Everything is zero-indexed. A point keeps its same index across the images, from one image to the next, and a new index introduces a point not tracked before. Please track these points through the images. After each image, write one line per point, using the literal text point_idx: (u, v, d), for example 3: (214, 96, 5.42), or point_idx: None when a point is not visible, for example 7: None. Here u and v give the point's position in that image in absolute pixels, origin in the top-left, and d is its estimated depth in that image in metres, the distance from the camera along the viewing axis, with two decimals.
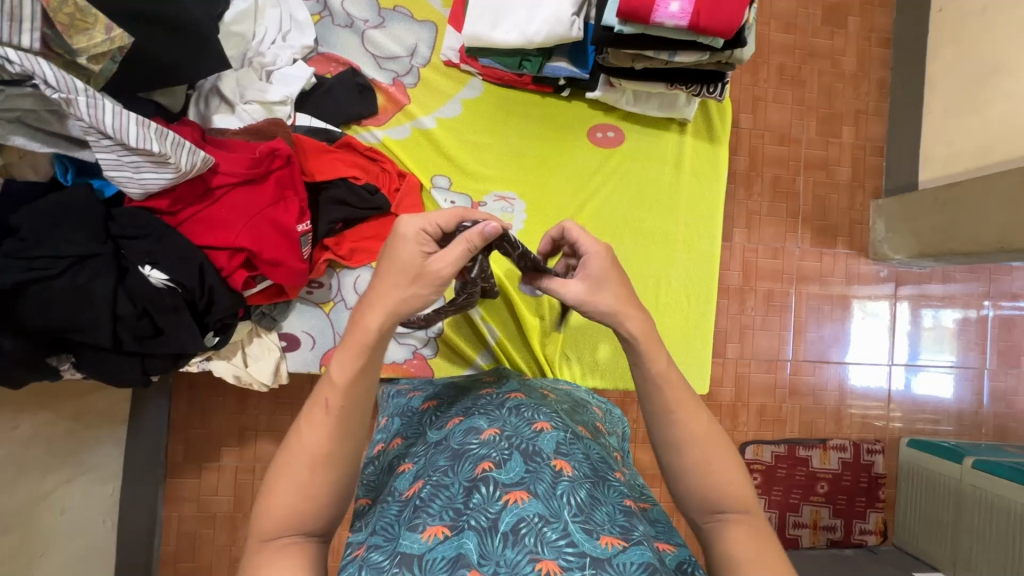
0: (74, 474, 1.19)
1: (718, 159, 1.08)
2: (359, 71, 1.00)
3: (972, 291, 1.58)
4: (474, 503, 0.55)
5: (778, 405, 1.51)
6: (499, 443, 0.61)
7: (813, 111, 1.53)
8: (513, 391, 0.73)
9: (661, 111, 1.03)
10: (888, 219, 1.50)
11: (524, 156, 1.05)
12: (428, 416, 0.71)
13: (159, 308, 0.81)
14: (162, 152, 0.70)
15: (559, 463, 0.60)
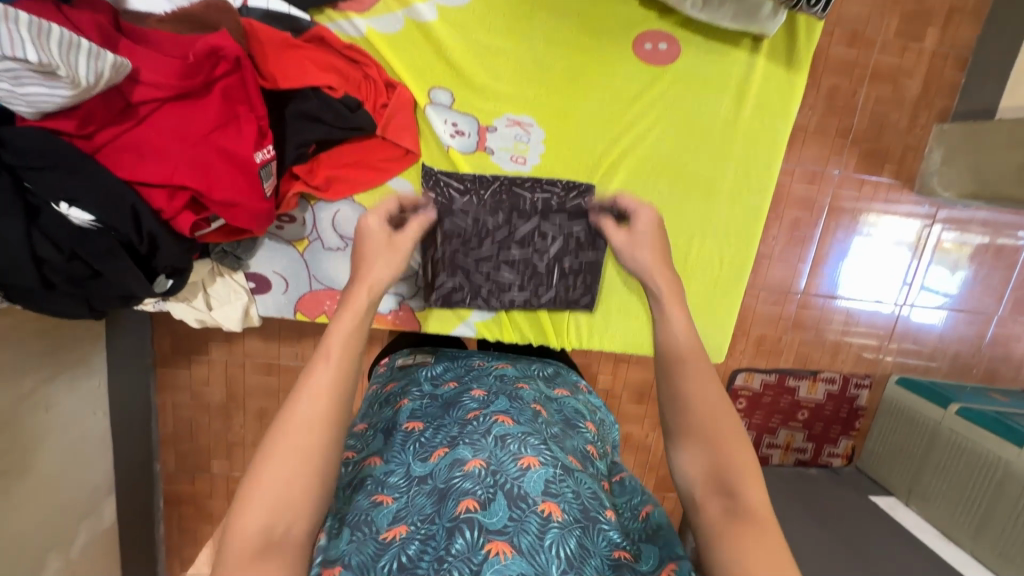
0: (55, 372, 1.11)
1: (792, 93, 0.86)
2: None
3: (1012, 221, 1.38)
4: (454, 553, 0.46)
5: (778, 335, 1.41)
6: (484, 478, 0.50)
7: (899, 3, 1.22)
8: (501, 414, 0.59)
9: (734, 23, 0.78)
10: (949, 147, 1.27)
11: (547, 69, 0.82)
12: (413, 443, 0.58)
13: (91, 253, 0.66)
14: (46, 61, 0.50)
15: (548, 508, 0.48)
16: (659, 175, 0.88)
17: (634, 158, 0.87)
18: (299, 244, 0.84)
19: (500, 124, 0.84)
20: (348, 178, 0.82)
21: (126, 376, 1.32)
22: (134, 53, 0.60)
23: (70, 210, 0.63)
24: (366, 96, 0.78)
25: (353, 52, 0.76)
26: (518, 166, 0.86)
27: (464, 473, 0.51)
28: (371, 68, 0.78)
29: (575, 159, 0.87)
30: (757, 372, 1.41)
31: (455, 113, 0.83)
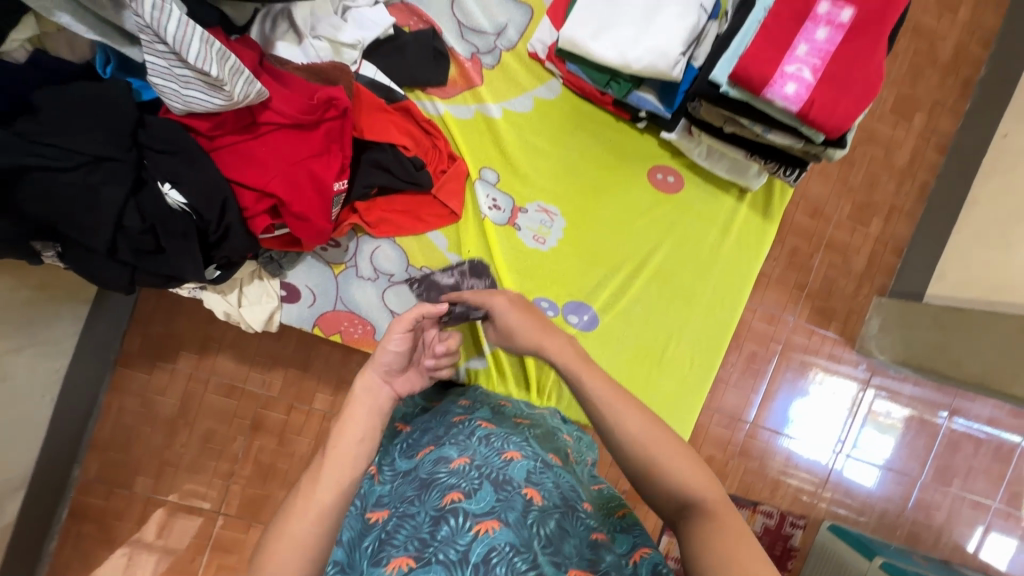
0: (25, 345, 1.12)
1: (764, 237, 1.06)
2: (440, 34, 0.93)
3: (935, 401, 1.59)
4: (441, 536, 0.53)
5: (725, 459, 1.52)
6: (469, 473, 0.59)
7: (851, 194, 1.52)
8: (484, 420, 0.71)
9: (728, 174, 0.99)
10: (885, 318, 1.51)
11: (579, 175, 1.01)
12: (402, 442, 0.71)
13: (168, 230, 0.74)
14: (220, 77, 0.63)
15: (530, 492, 0.59)
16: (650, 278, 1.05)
17: (636, 260, 1.04)
18: (336, 267, 0.95)
19: (530, 208, 1.00)
20: (396, 221, 0.94)
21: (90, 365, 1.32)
22: (273, 84, 0.75)
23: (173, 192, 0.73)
24: (430, 161, 0.94)
25: (429, 125, 0.93)
26: (538, 244, 1.01)
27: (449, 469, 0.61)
28: (440, 140, 0.94)
29: (586, 248, 1.02)
30: None
31: (497, 190, 0.98)
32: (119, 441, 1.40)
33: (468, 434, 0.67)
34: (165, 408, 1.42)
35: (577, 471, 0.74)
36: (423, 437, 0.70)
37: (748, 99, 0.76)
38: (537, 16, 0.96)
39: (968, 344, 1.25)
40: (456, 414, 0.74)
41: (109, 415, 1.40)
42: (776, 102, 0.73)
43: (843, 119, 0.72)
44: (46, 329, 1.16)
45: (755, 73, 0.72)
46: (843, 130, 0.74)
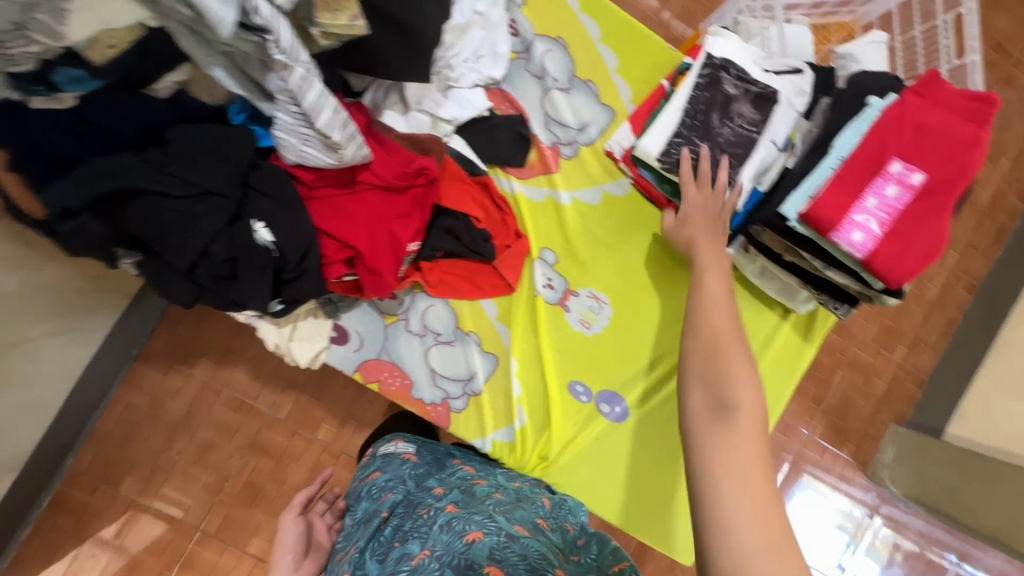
0: (60, 330, 1.15)
1: (801, 357, 1.08)
2: (527, 120, 1.00)
3: (943, 541, 1.53)
4: None
5: None
6: (429, 567, 0.58)
7: (879, 318, 1.54)
8: (449, 506, 0.72)
9: (777, 294, 1.02)
10: (899, 450, 1.48)
11: (632, 270, 1.04)
12: (376, 541, 0.72)
13: (248, 263, 0.78)
14: (339, 141, 0.69)
15: (491, 571, 0.57)
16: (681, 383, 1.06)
17: (678, 363, 1.06)
18: (388, 317, 0.98)
19: (580, 294, 1.03)
20: (454, 284, 0.98)
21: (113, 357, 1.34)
22: (376, 148, 0.81)
23: (258, 228, 0.77)
24: (497, 234, 0.98)
25: (502, 201, 0.97)
26: (584, 328, 1.03)
27: (413, 567, 0.60)
28: (510, 216, 0.98)
29: (627, 339, 1.04)
30: None
31: (553, 271, 1.02)
32: (118, 437, 1.39)
33: (432, 526, 0.67)
34: (172, 413, 1.41)
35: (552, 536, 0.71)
36: (394, 534, 0.70)
37: (813, 236, 0.80)
38: (619, 119, 1.03)
39: (985, 496, 1.24)
40: (428, 503, 0.74)
41: (115, 408, 1.39)
42: (842, 246, 0.77)
43: (906, 273, 0.76)
44: (84, 318, 1.19)
45: (825, 217, 0.76)
46: (902, 283, 0.77)
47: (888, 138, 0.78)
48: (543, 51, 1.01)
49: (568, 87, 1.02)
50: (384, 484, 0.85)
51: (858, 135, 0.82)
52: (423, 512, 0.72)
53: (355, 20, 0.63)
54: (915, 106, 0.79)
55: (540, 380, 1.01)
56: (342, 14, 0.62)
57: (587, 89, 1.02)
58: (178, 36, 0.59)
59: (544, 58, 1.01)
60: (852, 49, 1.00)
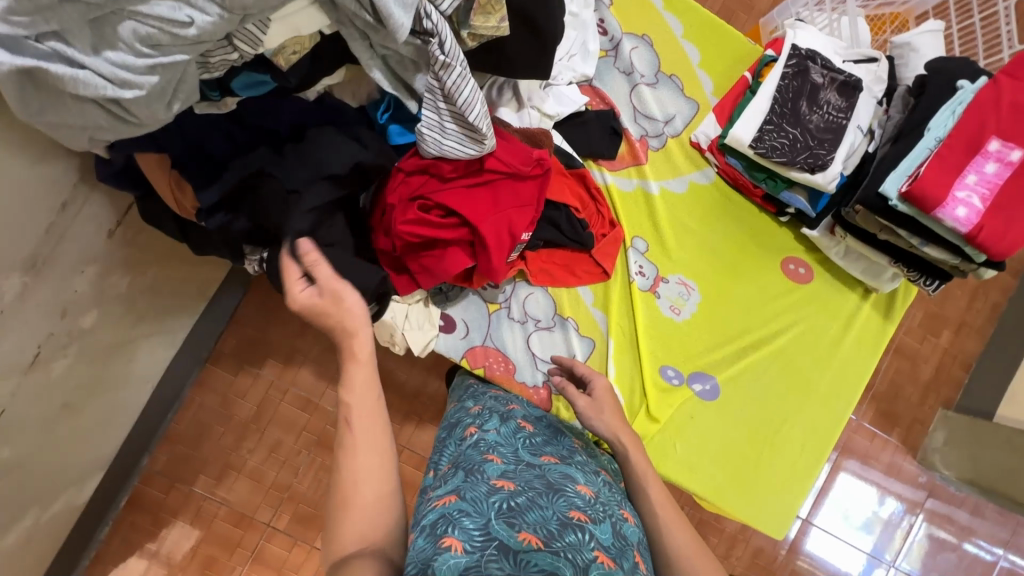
0: (154, 332, 1.21)
1: (882, 337, 1.12)
2: (617, 115, 1.05)
3: (996, 535, 1.56)
4: (569, 539, 0.56)
5: (774, 554, 1.51)
6: (598, 506, 0.64)
7: (924, 304, 1.57)
8: (601, 468, 0.81)
9: (862, 274, 1.06)
10: (950, 434, 1.51)
11: (718, 255, 1.09)
12: (525, 438, 0.79)
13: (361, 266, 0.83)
14: (484, 132, 0.75)
15: (638, 558, 0.63)
16: (769, 359, 1.09)
17: (766, 346, 1.09)
18: (490, 305, 1.03)
19: (670, 280, 1.07)
20: (552, 272, 1.03)
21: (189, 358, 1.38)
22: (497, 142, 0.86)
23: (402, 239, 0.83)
24: (593, 224, 1.03)
25: (597, 192, 1.02)
26: (674, 314, 1.07)
27: (577, 487, 0.66)
28: (604, 207, 1.03)
29: (716, 322, 1.08)
30: None
31: (644, 259, 1.07)
32: (192, 437, 1.45)
33: (593, 475, 0.75)
34: (242, 412, 1.47)
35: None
36: (548, 448, 0.78)
37: (915, 214, 0.83)
38: (702, 112, 1.08)
39: None
40: (574, 444, 0.85)
41: (189, 409, 1.45)
42: (946, 222, 0.80)
43: (1009, 247, 0.80)
44: (172, 320, 1.24)
45: (930, 195, 0.80)
46: (1004, 256, 0.81)
47: (986, 118, 0.82)
48: (630, 49, 1.06)
49: (654, 83, 1.07)
50: (513, 399, 0.94)
51: (953, 116, 0.86)
52: (577, 453, 0.81)
53: (501, 22, 0.68)
54: (1009, 87, 0.83)
55: (635, 365, 1.04)
56: (492, 17, 0.67)
57: (672, 84, 1.08)
58: (351, 40, 0.65)
59: (631, 56, 1.06)
60: (909, 38, 1.02)
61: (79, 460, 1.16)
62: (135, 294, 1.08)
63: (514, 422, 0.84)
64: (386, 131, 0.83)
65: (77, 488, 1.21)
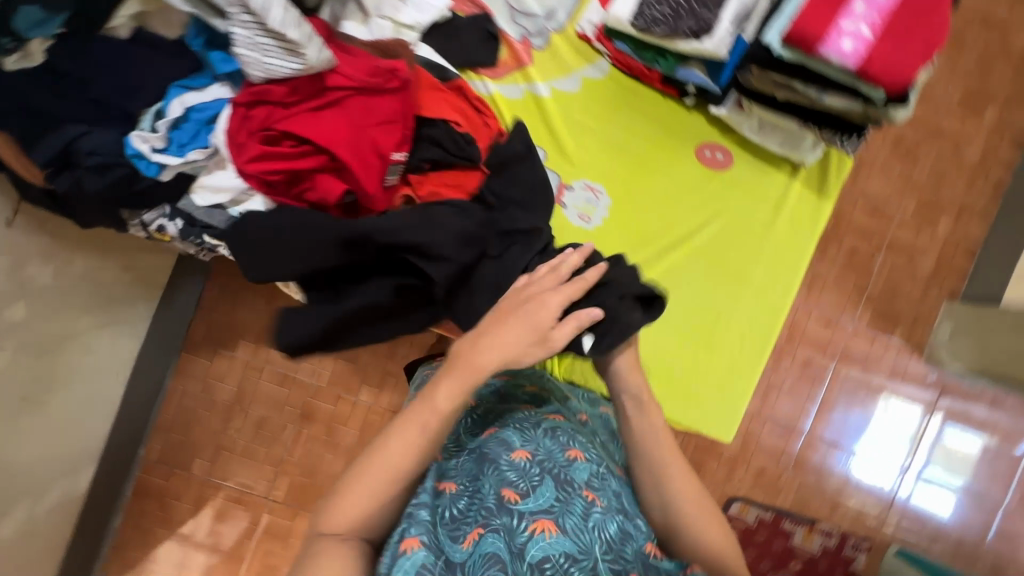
0: (107, 322, 1.26)
1: (819, 212, 1.03)
2: (492, 18, 0.97)
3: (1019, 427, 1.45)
4: (503, 525, 0.65)
5: (778, 472, 1.46)
6: (533, 470, 0.70)
7: (917, 194, 1.47)
8: (553, 414, 0.80)
9: (781, 147, 0.98)
10: (957, 325, 1.42)
11: (619, 148, 1.00)
12: (467, 416, 0.82)
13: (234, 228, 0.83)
14: (299, 38, 0.70)
15: (590, 494, 0.69)
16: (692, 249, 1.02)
17: (689, 243, 1.02)
18: None
19: (576, 186, 1.01)
20: (447, 195, 0.95)
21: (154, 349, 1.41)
22: (337, 58, 0.81)
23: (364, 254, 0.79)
24: (481, 137, 0.95)
25: (481, 103, 0.96)
26: (584, 222, 1.01)
27: (510, 454, 0.71)
28: (490, 117, 0.96)
29: (632, 225, 1.02)
30: (753, 505, 1.44)
31: (544, 168, 1.00)
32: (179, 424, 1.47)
33: (534, 422, 0.77)
34: (223, 394, 1.47)
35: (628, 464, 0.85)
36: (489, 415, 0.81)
37: (802, 59, 0.74)
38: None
39: None
40: (524, 400, 0.83)
41: (173, 398, 1.47)
42: (833, 60, 0.72)
43: (905, 72, 0.71)
44: (125, 309, 1.29)
45: (809, 29, 0.71)
46: (904, 84, 0.72)
47: None
48: None
49: None
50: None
51: None
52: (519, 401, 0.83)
53: None
54: None
55: None
56: None
57: None
58: None
59: None
60: None
61: (61, 456, 1.22)
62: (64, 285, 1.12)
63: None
64: (211, 58, 0.78)
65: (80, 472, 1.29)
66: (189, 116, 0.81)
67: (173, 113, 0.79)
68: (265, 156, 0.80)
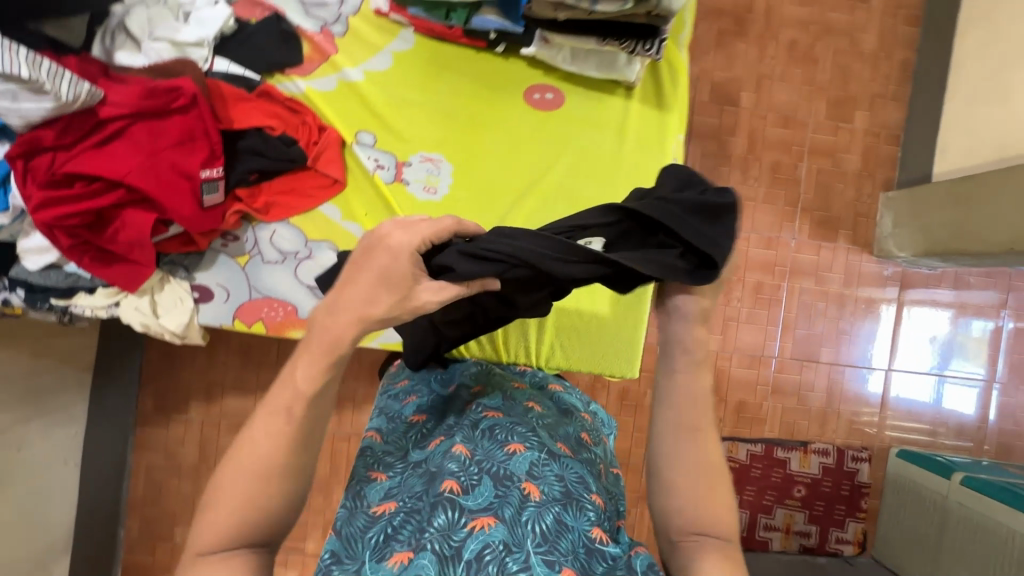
0: (32, 416, 1.47)
1: (669, 126, 1.09)
2: (284, 16, 1.08)
3: None
4: (440, 529, 0.72)
5: None
6: (471, 471, 0.79)
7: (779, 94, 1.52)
8: (492, 409, 0.93)
9: (599, 70, 1.05)
10: None
11: (458, 109, 1.08)
12: (415, 432, 0.94)
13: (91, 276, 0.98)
14: (33, 77, 0.87)
15: (529, 487, 0.78)
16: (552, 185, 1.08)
17: (544, 188, 1.07)
18: (240, 258, 1.11)
19: (415, 160, 1.08)
20: (282, 203, 1.09)
21: (114, 424, 1.73)
22: (105, 91, 0.98)
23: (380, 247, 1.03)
24: (301, 136, 1.08)
25: (293, 104, 1.07)
26: (430, 194, 1.08)
27: (452, 457, 0.82)
28: (307, 116, 1.08)
29: (477, 183, 1.08)
30: None
31: (375, 150, 1.09)
32: (154, 493, 1.77)
33: (477, 429, 0.89)
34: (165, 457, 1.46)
35: (588, 455, 0.94)
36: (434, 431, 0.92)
37: None
38: None
39: None
40: (466, 401, 0.98)
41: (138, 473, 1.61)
42: None
43: None
44: (47, 400, 1.52)
45: None
46: None
47: None
48: None
49: None
50: (413, 389, 1.06)
51: None
52: (464, 413, 0.94)
53: None
54: None
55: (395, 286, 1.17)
56: None
57: None
58: None
59: None
60: None
61: (179, 468, 1.77)
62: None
63: (407, 419, 0.98)
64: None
65: (58, 559, 1.61)
66: None
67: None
68: (54, 198, 0.96)
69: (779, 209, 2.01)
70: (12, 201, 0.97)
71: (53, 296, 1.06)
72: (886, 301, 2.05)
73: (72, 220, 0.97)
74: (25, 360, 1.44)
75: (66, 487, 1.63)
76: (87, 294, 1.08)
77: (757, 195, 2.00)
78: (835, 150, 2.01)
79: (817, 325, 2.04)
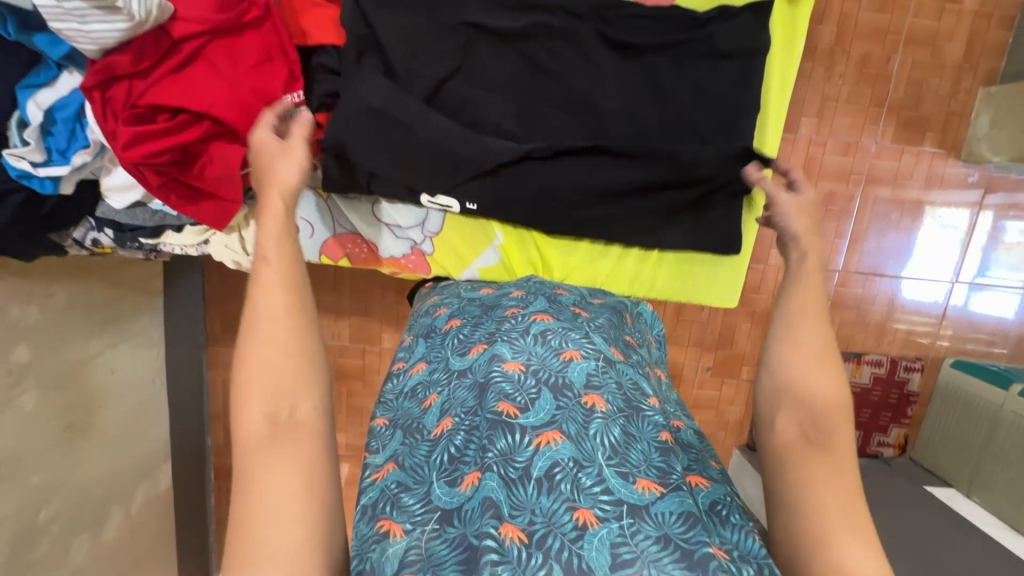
0: (118, 340, 1.53)
1: (797, 21, 1.24)
2: None
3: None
4: (502, 451, 0.69)
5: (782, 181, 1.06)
6: (529, 384, 0.75)
7: None
8: (538, 316, 0.89)
9: None
10: (994, 117, 1.78)
11: (576, 21, 1.18)
12: (456, 340, 0.92)
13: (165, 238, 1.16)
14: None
15: (593, 398, 0.74)
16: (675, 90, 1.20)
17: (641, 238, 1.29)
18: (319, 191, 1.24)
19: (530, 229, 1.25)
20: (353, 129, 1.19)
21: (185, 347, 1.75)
22: (174, 2, 0.91)
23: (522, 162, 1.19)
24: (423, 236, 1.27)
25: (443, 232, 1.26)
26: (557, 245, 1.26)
27: (505, 372, 0.77)
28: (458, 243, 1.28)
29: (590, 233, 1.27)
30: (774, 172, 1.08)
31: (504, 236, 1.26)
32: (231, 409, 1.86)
33: (528, 337, 0.84)
34: None
35: (636, 357, 0.93)
36: (476, 336, 0.90)
37: None
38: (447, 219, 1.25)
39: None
40: (511, 307, 0.96)
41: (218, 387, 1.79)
42: None
43: None
44: (129, 324, 1.56)
45: None
46: None
47: None
48: None
49: None
50: (443, 304, 1.08)
51: None
52: (507, 320, 0.90)
53: None
54: None
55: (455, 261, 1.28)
56: None
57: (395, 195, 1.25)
58: None
59: None
60: None
61: None
62: (44, 323, 1.28)
63: (442, 329, 0.99)
64: (39, 46, 0.89)
65: (158, 466, 1.76)
66: (53, 117, 0.95)
67: (34, 121, 0.93)
68: (140, 132, 0.93)
69: (862, 110, 1.83)
70: (91, 135, 0.96)
71: (142, 236, 1.14)
72: (945, 202, 1.92)
73: (162, 157, 0.97)
74: (101, 289, 1.46)
75: (155, 403, 1.72)
76: (173, 232, 1.16)
77: (839, 95, 1.81)
78: (936, 37, 1.77)
79: (886, 237, 1.94)
